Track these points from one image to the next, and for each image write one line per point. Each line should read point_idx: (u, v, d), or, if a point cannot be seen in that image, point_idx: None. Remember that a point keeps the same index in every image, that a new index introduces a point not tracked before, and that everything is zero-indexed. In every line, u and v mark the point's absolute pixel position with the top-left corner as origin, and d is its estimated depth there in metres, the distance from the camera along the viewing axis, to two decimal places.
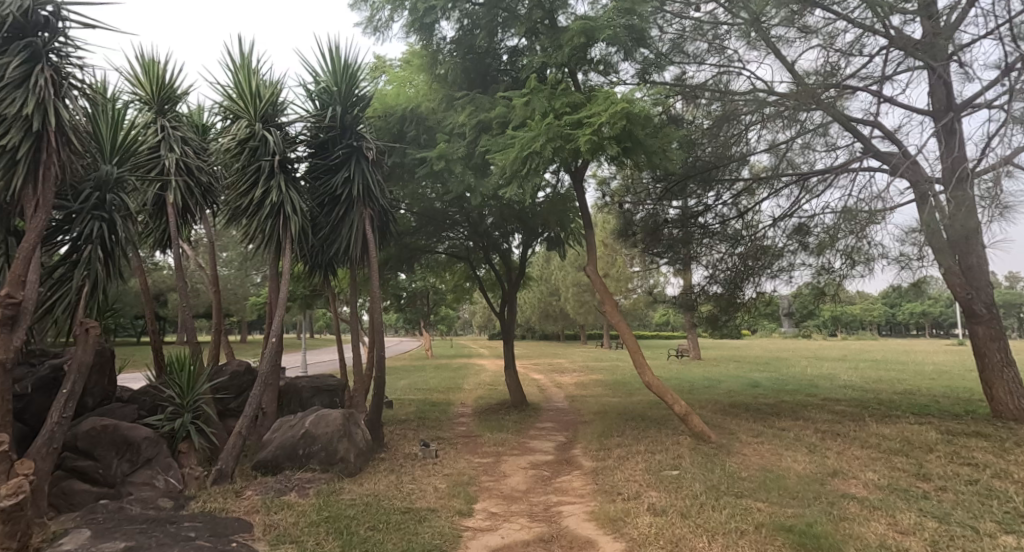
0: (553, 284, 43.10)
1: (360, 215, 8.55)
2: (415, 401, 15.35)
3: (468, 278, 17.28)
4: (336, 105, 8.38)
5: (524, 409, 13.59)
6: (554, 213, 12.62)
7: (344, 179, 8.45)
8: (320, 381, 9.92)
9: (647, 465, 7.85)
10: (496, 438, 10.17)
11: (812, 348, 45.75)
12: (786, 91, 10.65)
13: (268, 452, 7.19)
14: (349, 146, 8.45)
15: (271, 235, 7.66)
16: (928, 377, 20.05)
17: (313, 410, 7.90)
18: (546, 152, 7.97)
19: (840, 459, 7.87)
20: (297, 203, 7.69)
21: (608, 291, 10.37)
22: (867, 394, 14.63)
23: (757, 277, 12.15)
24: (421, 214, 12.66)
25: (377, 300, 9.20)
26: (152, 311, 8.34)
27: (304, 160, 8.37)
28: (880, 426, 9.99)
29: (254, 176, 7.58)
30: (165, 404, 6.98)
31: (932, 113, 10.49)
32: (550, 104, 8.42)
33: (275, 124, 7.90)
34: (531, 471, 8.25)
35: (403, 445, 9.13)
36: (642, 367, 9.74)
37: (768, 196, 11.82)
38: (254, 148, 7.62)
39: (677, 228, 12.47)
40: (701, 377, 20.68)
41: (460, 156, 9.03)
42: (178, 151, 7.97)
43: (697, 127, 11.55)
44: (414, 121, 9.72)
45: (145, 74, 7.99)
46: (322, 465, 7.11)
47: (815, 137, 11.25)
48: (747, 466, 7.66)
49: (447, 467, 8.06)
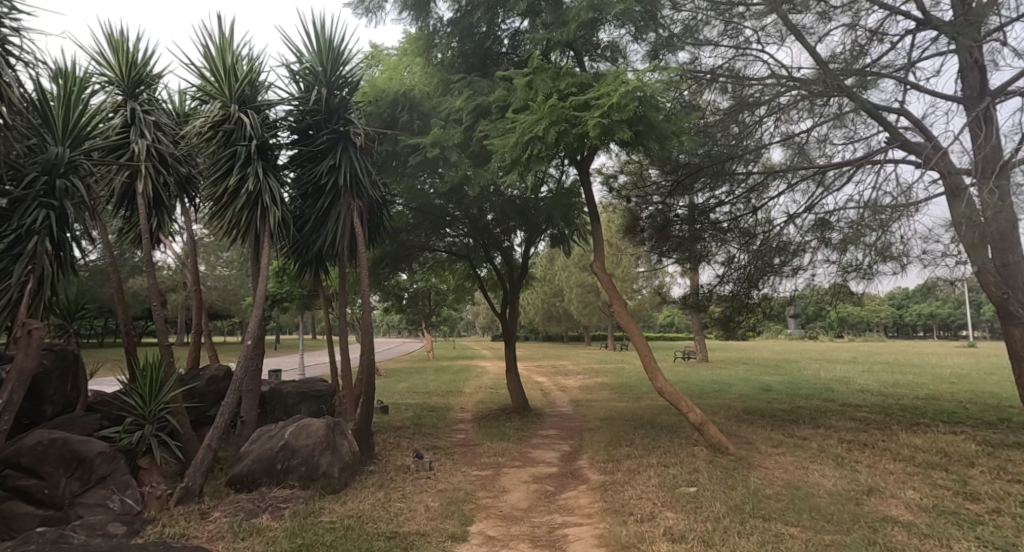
0: (557, 285, 42.43)
1: (347, 207, 7.86)
2: (413, 406, 14.66)
3: (468, 278, 16.64)
4: (320, 87, 7.71)
5: (526, 415, 12.89)
6: (558, 209, 11.86)
7: (329, 168, 7.78)
8: (307, 387, 9.24)
9: (660, 480, 7.17)
10: (496, 448, 9.48)
11: (819, 349, 44.83)
12: (805, 78, 9.98)
13: (243, 466, 6.52)
14: (336, 132, 7.79)
15: (248, 227, 6.98)
16: (946, 379, 19.33)
17: (293, 419, 7.24)
18: (551, 137, 7.31)
19: (874, 474, 7.17)
20: (277, 191, 7.01)
21: (617, 290, 9.67)
22: (887, 399, 13.92)
23: (771, 278, 11.38)
24: (418, 208, 11.96)
25: (367, 305, 8.47)
26: (126, 311, 7.55)
27: (287, 147, 7.68)
28: (911, 435, 9.26)
29: (229, 162, 6.92)
30: (127, 413, 6.32)
31: (963, 99, 9.76)
32: (554, 85, 7.75)
33: (254, 106, 7.23)
34: (533, 486, 7.55)
35: (395, 457, 8.45)
36: (653, 372, 9.04)
37: (782, 191, 11.14)
38: (229, 131, 6.97)
39: (687, 226, 11.77)
40: (712, 381, 19.94)
41: (456, 143, 8.39)
42: (150, 137, 7.33)
43: (711, 116, 10.83)
44: (407, 106, 8.93)
45: (114, 54, 7.36)
46: (302, 481, 6.44)
47: (834, 128, 10.53)
48: (771, 481, 6.95)
49: (442, 482, 7.36)
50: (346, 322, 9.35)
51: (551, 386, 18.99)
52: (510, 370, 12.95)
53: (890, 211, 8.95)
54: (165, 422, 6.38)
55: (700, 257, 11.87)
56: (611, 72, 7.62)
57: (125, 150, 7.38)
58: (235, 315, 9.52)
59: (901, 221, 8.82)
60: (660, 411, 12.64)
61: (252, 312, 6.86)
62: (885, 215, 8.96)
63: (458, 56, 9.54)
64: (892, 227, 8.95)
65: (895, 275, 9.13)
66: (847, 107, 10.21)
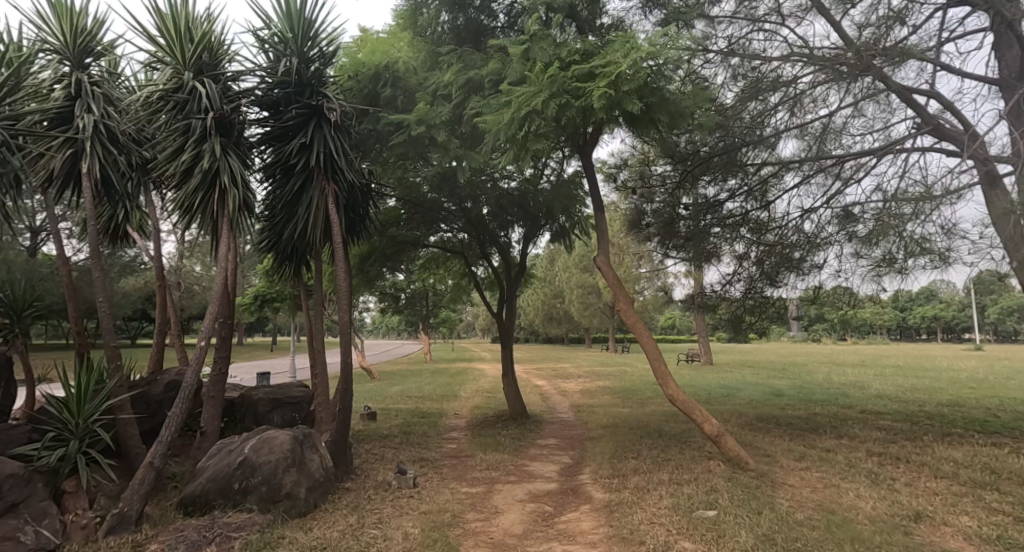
0: (558, 287, 41.56)
1: (320, 192, 7.00)
2: (404, 411, 13.82)
3: (464, 276, 15.81)
4: (290, 57, 6.88)
5: (524, 421, 12.06)
6: (559, 200, 11.04)
7: (300, 147, 6.93)
8: (280, 392, 8.36)
9: (674, 501, 6.30)
10: (489, 461, 8.59)
11: (826, 351, 43.92)
12: (828, 58, 9.10)
13: (195, 486, 5.66)
14: (308, 106, 6.94)
15: (204, 212, 6.09)
16: (966, 385, 18.44)
17: (258, 431, 6.37)
18: (550, 110, 6.67)
19: (916, 495, 6.32)
20: (237, 170, 6.12)
21: (623, 288, 8.83)
22: (909, 406, 13.02)
23: (783, 277, 10.48)
24: (405, 199, 11.11)
25: (344, 304, 7.58)
26: (78, 309, 6.68)
27: (254, 123, 6.79)
28: (947, 448, 8.38)
29: (183, 137, 6.04)
30: (53, 426, 5.45)
31: (1003, 81, 8.79)
32: (554, 53, 6.98)
33: (214, 76, 6.37)
34: (529, 507, 6.67)
35: (376, 471, 7.57)
36: (664, 377, 8.17)
37: (798, 183, 10.23)
38: (184, 102, 6.10)
39: (694, 223, 10.86)
40: (719, 385, 19.10)
41: (443, 121, 7.63)
42: (98, 112, 6.44)
43: (723, 101, 9.97)
44: (391, 81, 8.03)
45: (57, 17, 6.46)
46: (262, 504, 5.58)
47: (851, 117, 9.71)
48: (801, 503, 6.11)
49: (426, 502, 6.49)
50: (322, 322, 8.46)
51: (551, 390, 18.17)
52: (507, 374, 12.11)
53: (927, 199, 8.05)
54: (99, 437, 5.53)
55: (708, 255, 10.95)
56: (619, 36, 6.85)
57: (71, 126, 6.52)
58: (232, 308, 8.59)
59: (939, 210, 7.94)
60: (667, 418, 11.79)
61: (208, 307, 5.91)
62: (922, 204, 8.06)
63: (450, 31, 8.70)
64: (928, 218, 8.07)
65: (933, 271, 8.23)
66: (871, 90, 9.31)
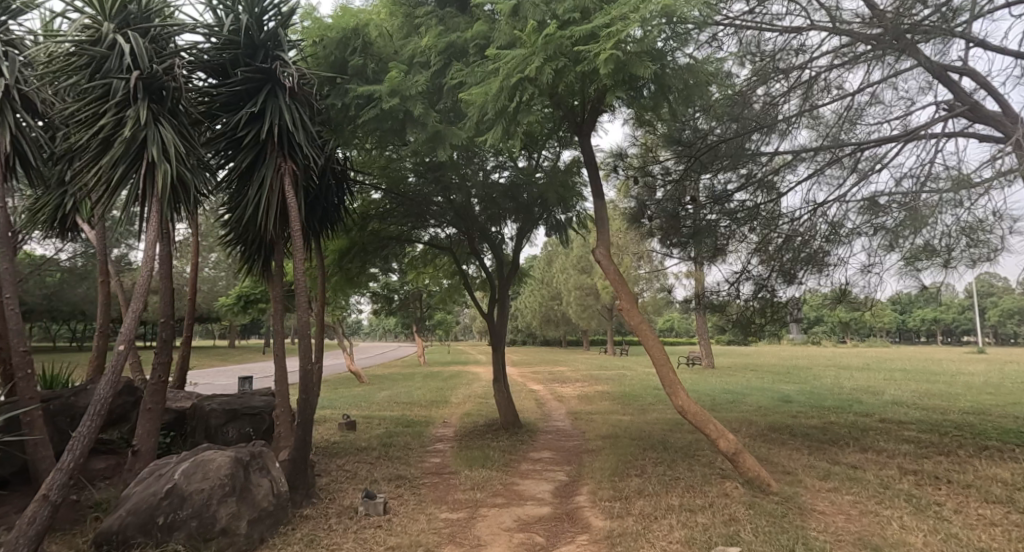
0: (556, 287, 40.48)
1: (275, 171, 6.05)
2: (387, 419, 12.81)
3: (455, 274, 14.86)
4: (239, 12, 5.95)
5: (516, 431, 11.08)
6: (555, 189, 10.10)
7: (249, 117, 6.01)
8: (238, 404, 7.42)
9: (688, 534, 5.33)
10: (475, 480, 7.62)
11: (828, 353, 42.90)
12: (851, 32, 8.10)
13: (112, 520, 4.69)
14: (259, 70, 6.02)
15: (126, 188, 5.08)
16: (984, 391, 17.45)
17: (195, 450, 5.40)
18: (545, 76, 5.74)
19: (972, 526, 5.38)
20: (170, 138, 5.17)
21: (626, 284, 7.84)
22: (934, 415, 12.03)
23: (800, 275, 9.46)
24: (387, 188, 10.09)
25: (304, 302, 6.49)
26: None
27: (196, 89, 5.86)
28: (990, 466, 7.43)
29: (101, 101, 5.12)
30: None
31: None
32: (549, 11, 6.01)
33: (145, 32, 5.46)
34: (518, 538, 5.69)
35: (343, 494, 6.60)
36: (671, 385, 7.20)
37: (812, 175, 9.19)
38: (104, 61, 5.20)
39: (701, 216, 9.78)
40: (724, 390, 18.12)
41: (419, 93, 6.76)
42: (10, 77, 5.46)
43: (735, 80, 9.00)
44: (362, 48, 7.10)
45: None
46: (190, 542, 4.59)
47: (869, 103, 8.77)
48: (837, 537, 5.15)
49: (397, 534, 5.53)
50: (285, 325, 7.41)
51: (548, 396, 17.19)
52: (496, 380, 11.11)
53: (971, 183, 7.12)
54: None
55: (712, 252, 9.92)
56: None
57: None
58: (186, 308, 7.58)
59: (989, 195, 6.97)
60: (672, 429, 10.80)
61: (131, 303, 4.90)
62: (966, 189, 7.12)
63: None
64: (973, 204, 7.15)
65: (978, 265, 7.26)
66: (896, 69, 8.29)
